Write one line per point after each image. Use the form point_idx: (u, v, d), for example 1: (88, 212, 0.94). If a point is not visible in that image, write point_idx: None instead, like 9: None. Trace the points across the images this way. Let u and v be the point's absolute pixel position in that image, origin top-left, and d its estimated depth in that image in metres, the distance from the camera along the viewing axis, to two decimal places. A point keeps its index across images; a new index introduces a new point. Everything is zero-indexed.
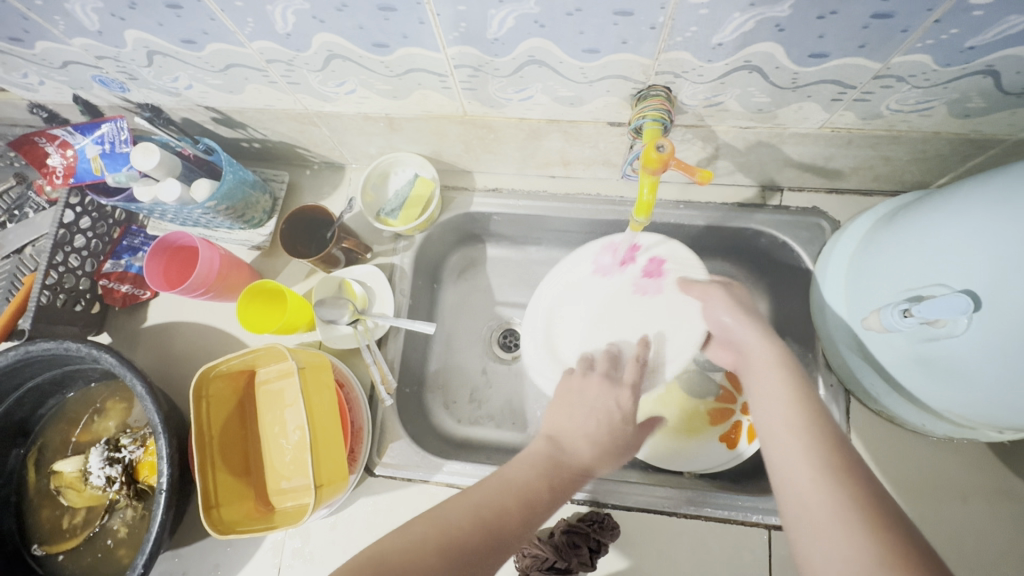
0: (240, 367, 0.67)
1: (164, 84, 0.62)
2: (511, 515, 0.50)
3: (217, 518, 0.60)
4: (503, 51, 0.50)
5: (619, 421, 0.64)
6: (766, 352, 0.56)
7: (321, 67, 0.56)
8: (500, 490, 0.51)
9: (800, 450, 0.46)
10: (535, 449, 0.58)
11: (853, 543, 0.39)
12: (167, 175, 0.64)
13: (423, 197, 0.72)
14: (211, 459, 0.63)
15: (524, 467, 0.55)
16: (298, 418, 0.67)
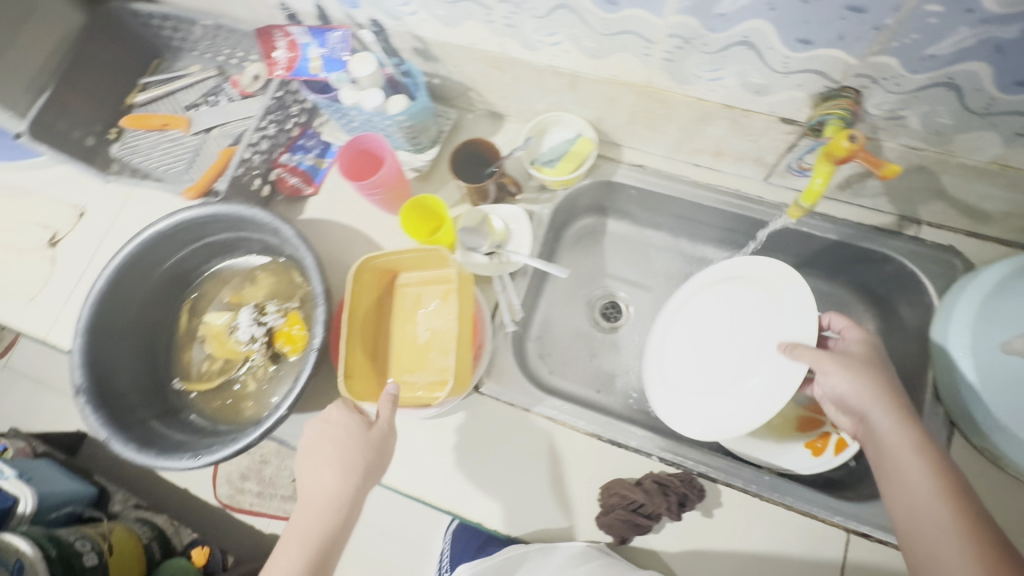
0: (389, 264, 0.74)
1: (393, 6, 0.71)
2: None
3: (353, 390, 0.67)
4: (722, 27, 0.56)
5: (365, 441, 0.61)
6: (888, 412, 0.56)
7: (544, 14, 0.63)
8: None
9: (928, 489, 0.52)
10: (310, 498, 0.59)
11: None
12: (372, 85, 0.73)
13: (581, 154, 0.78)
14: (354, 330, 0.70)
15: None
16: (431, 322, 0.74)
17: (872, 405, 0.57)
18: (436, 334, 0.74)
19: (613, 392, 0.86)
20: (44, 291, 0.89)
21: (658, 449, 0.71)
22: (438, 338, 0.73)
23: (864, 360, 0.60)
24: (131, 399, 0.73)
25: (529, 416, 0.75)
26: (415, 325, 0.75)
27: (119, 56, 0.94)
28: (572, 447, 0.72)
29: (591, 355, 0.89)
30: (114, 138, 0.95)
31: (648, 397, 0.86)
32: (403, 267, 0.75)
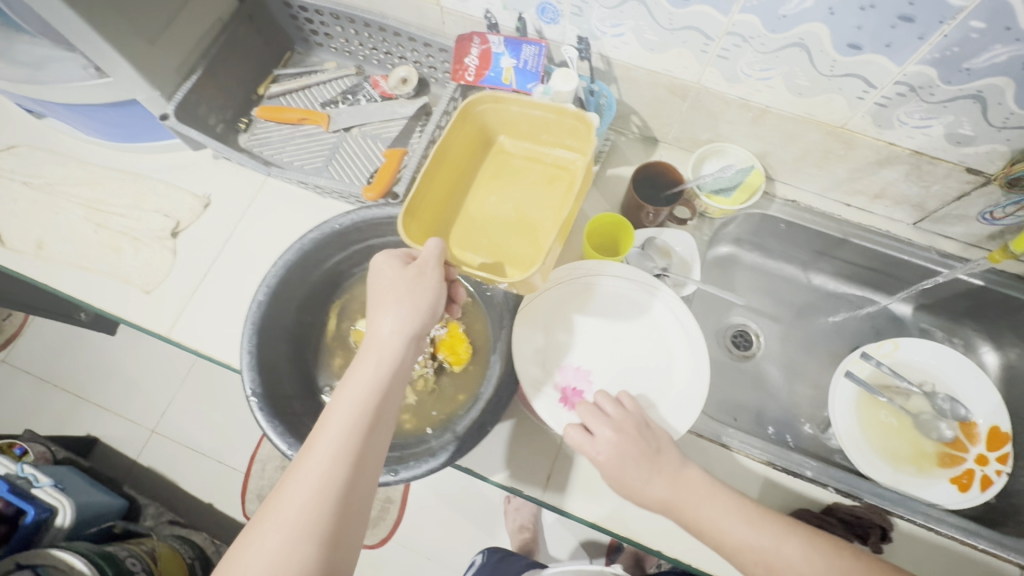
0: (506, 119, 0.64)
1: (598, 27, 0.72)
2: (315, 521, 0.45)
3: (406, 228, 0.58)
4: (961, 80, 0.59)
5: (415, 282, 0.55)
6: (673, 482, 0.56)
7: (769, 50, 0.65)
8: (311, 462, 0.48)
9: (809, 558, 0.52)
10: (373, 343, 0.54)
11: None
12: (566, 101, 0.73)
13: (755, 186, 0.80)
14: (438, 163, 0.61)
15: (291, 491, 0.47)
16: (521, 203, 0.66)
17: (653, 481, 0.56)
18: (526, 217, 0.65)
19: (750, 420, 0.88)
20: (163, 285, 0.82)
21: (833, 480, 0.72)
22: (526, 222, 0.64)
23: (626, 448, 0.56)
24: (295, 406, 0.68)
25: (702, 442, 0.73)
26: (503, 200, 0.66)
27: (257, 45, 0.91)
28: (749, 476, 0.72)
29: (726, 382, 0.90)
30: (243, 128, 0.91)
31: (785, 427, 0.87)
32: (516, 132, 0.66)
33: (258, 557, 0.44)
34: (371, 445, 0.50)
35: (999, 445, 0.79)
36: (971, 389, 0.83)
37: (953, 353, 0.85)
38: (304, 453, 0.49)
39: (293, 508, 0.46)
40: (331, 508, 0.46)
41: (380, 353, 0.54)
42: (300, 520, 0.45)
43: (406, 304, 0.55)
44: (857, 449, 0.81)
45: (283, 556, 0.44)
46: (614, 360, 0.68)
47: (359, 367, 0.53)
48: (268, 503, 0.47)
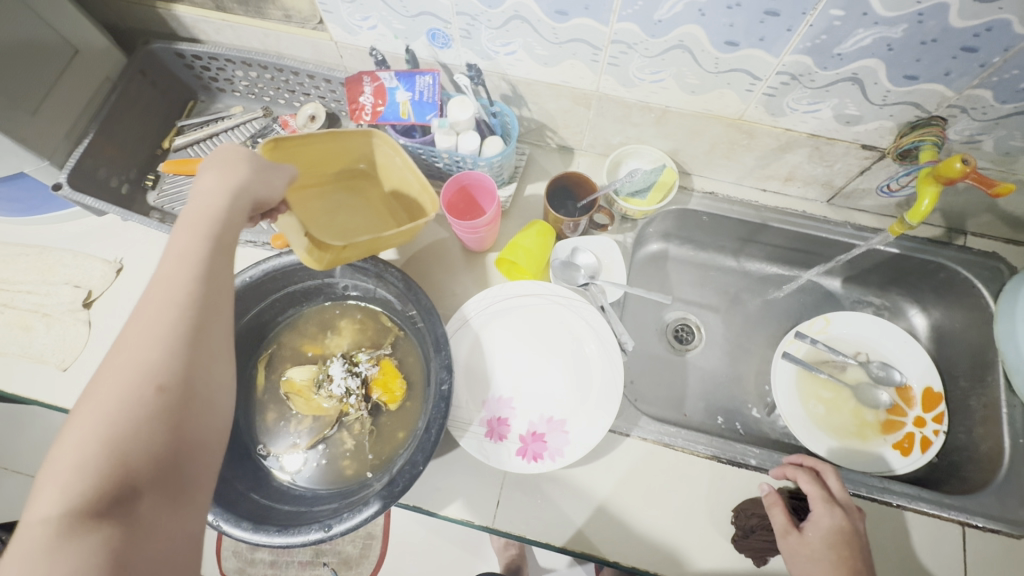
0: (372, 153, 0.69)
1: (490, 47, 0.72)
2: (149, 388, 0.39)
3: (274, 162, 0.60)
4: (835, 65, 0.61)
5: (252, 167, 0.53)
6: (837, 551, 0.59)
7: (655, 54, 0.66)
8: (142, 333, 0.41)
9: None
10: (196, 214, 0.49)
11: None
12: (467, 129, 0.73)
13: (668, 184, 0.81)
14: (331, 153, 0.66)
15: (114, 366, 0.40)
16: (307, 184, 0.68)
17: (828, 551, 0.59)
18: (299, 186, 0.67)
19: (700, 413, 0.89)
20: (81, 359, 0.79)
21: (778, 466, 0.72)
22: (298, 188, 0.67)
23: (848, 536, 0.61)
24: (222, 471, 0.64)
25: (648, 446, 0.73)
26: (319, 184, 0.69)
27: (155, 99, 0.89)
28: (696, 472, 0.72)
29: (671, 378, 0.91)
30: (151, 185, 0.88)
31: (733, 414, 0.88)
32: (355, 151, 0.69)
33: (82, 430, 0.37)
34: (214, 314, 0.45)
35: (933, 405, 0.82)
36: (902, 354, 0.86)
37: (883, 322, 0.87)
38: (129, 327, 0.42)
39: (122, 380, 0.39)
40: (171, 373, 0.41)
41: (206, 222, 0.49)
42: (131, 390, 0.39)
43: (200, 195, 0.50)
44: (801, 427, 0.83)
45: (115, 417, 0.38)
46: (536, 382, 0.71)
47: (177, 242, 0.47)
48: (92, 387, 0.40)
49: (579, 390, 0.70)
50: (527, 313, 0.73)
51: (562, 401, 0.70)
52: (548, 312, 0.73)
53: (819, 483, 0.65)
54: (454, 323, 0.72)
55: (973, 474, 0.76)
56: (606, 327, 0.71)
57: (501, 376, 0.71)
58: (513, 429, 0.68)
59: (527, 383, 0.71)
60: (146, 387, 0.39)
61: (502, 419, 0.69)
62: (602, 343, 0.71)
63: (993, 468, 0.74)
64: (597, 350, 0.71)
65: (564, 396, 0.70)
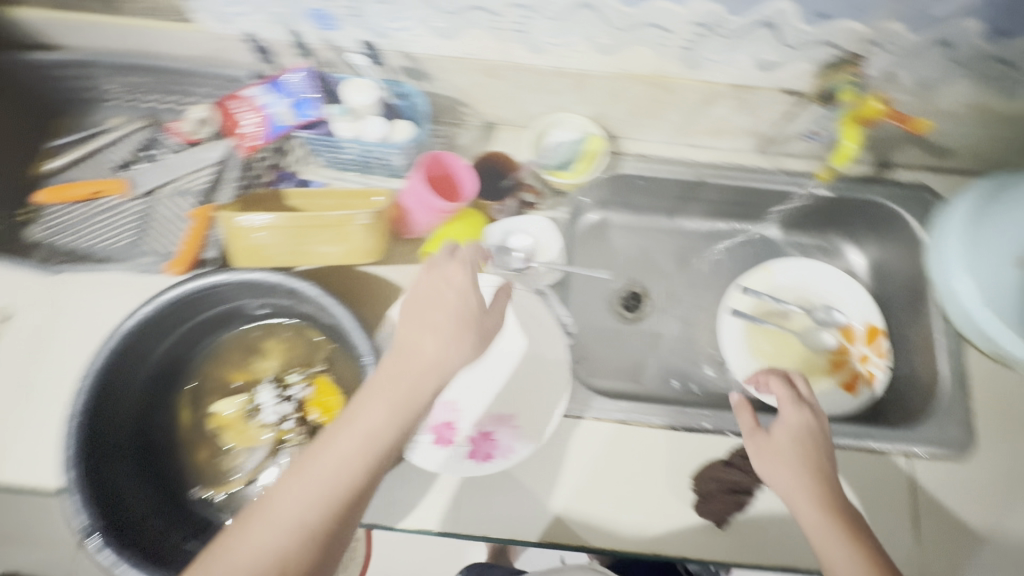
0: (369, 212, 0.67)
1: (382, 24, 0.65)
2: (315, 534, 0.46)
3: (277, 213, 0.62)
4: (746, 10, 0.57)
5: (478, 321, 0.59)
6: (805, 446, 0.59)
7: (559, 15, 0.61)
8: (315, 481, 0.47)
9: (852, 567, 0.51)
10: (408, 358, 0.54)
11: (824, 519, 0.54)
12: (370, 113, 0.67)
13: (594, 152, 0.77)
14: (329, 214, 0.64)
15: (298, 496, 0.47)
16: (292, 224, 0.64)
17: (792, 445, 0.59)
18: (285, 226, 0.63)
19: (655, 381, 0.88)
20: None
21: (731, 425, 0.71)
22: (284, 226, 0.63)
23: (813, 434, 0.60)
24: (148, 527, 0.59)
25: (603, 425, 0.71)
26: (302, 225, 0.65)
27: None
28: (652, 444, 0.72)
29: (623, 348, 0.90)
30: (27, 219, 0.78)
31: (687, 376, 0.88)
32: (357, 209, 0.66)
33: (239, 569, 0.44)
34: (370, 486, 0.50)
35: (874, 341, 0.83)
36: (842, 295, 0.87)
37: (822, 265, 0.87)
38: (302, 479, 0.47)
39: (292, 526, 0.45)
40: (307, 547, 0.45)
41: (406, 386, 0.53)
42: (309, 522, 0.46)
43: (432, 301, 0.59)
44: (753, 381, 0.83)
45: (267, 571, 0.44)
46: (481, 381, 0.69)
47: (372, 410, 0.51)
48: (254, 521, 0.46)
49: (526, 385, 0.68)
50: None
51: (510, 396, 0.68)
52: (486, 306, 0.71)
53: (789, 385, 0.65)
54: (385, 327, 0.69)
55: (914, 403, 0.78)
56: (545, 317, 0.70)
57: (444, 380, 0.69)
58: (460, 432, 0.66)
59: (473, 384, 0.69)
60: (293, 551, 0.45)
61: (450, 424, 0.67)
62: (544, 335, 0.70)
63: (934, 394, 0.76)
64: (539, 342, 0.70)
65: (511, 392, 0.68)
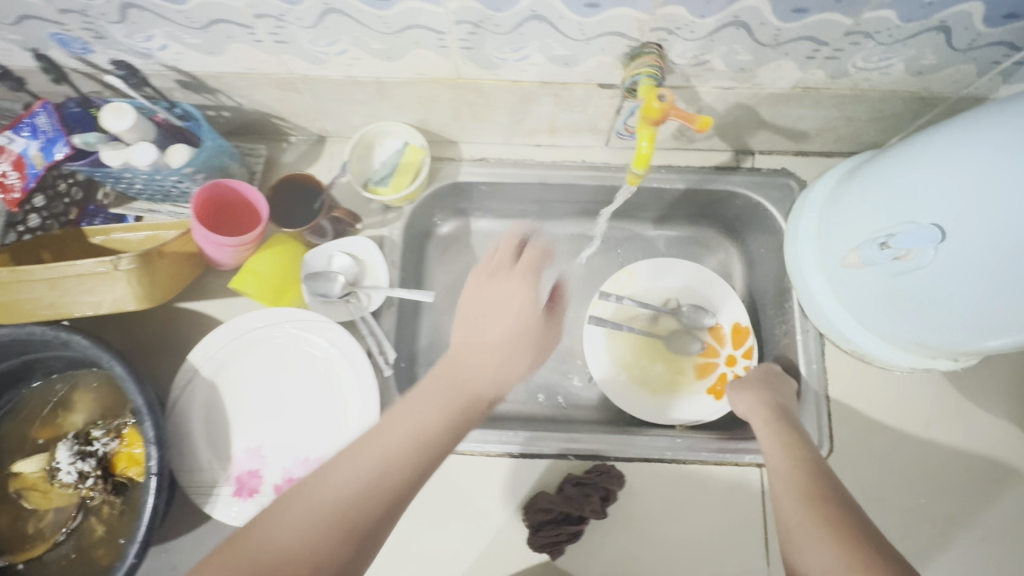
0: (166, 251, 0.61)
1: (135, 44, 0.59)
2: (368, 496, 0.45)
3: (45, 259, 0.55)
4: (506, 5, 0.51)
5: (532, 339, 0.61)
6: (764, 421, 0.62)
7: (313, 23, 0.54)
8: (349, 475, 0.45)
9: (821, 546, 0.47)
10: (459, 357, 0.56)
11: (793, 487, 0.53)
12: (139, 139, 0.60)
13: (413, 164, 0.72)
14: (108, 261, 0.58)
15: (351, 470, 0.46)
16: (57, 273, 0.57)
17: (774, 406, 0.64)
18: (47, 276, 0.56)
19: (520, 398, 0.83)
20: None
21: (570, 447, 0.67)
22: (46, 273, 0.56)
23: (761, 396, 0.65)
24: None
25: None
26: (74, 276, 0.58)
27: None
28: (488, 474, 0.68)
29: None
30: None
31: (554, 390, 0.83)
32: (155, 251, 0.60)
33: None
34: (387, 522, 0.45)
35: (742, 341, 0.79)
36: (709, 293, 0.82)
37: (688, 263, 0.83)
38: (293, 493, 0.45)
39: (352, 497, 0.45)
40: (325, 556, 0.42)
41: (451, 375, 0.54)
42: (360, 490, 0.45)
43: (499, 283, 0.64)
44: (616, 392, 0.78)
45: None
46: (291, 424, 0.64)
47: (424, 410, 0.50)
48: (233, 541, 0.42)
49: (338, 426, 0.64)
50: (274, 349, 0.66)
51: (321, 439, 0.63)
52: (300, 341, 0.66)
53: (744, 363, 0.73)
54: (183, 374, 0.63)
55: None
56: (357, 349, 0.65)
57: (251, 425, 0.64)
58: (266, 480, 0.62)
59: (282, 428, 0.64)
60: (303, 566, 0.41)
61: (255, 472, 0.62)
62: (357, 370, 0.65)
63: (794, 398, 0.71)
64: (353, 378, 0.65)
65: (322, 434, 0.64)
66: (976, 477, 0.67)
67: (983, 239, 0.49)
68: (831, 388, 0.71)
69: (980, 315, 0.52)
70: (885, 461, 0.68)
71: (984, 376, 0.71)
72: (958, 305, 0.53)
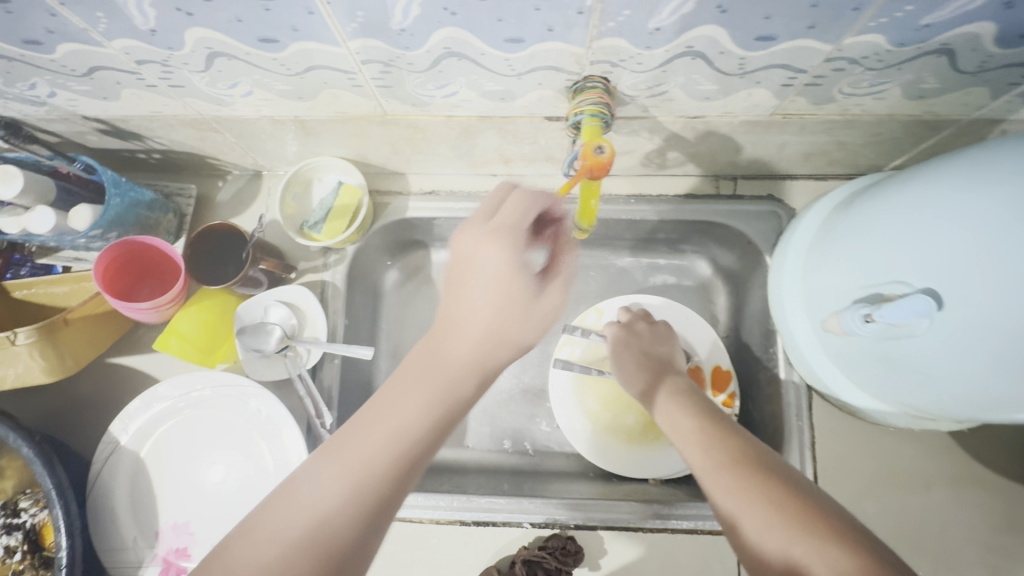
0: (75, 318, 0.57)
1: (21, 92, 0.53)
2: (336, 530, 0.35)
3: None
4: (414, 43, 0.43)
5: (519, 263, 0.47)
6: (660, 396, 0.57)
7: (204, 67, 0.48)
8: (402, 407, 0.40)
9: (740, 499, 0.41)
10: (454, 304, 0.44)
11: (711, 454, 0.46)
12: (37, 202, 0.55)
13: (350, 205, 0.65)
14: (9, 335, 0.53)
15: (322, 478, 0.37)
16: None
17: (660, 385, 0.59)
18: None
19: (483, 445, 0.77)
20: None
21: (525, 515, 0.62)
22: None
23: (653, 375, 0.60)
24: None
25: None
26: None
27: None
28: (437, 544, 0.63)
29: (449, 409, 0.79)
30: None
31: (520, 435, 0.76)
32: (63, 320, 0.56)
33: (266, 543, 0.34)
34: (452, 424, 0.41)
35: (725, 386, 0.71)
36: (688, 332, 0.74)
37: (664, 299, 0.76)
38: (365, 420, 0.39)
39: (362, 474, 0.37)
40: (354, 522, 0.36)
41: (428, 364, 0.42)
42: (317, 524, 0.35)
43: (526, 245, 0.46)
44: (584, 443, 0.71)
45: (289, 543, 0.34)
46: (223, 497, 0.60)
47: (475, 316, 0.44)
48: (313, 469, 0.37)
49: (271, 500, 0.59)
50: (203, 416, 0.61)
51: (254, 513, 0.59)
52: (229, 405, 0.61)
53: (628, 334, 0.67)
54: (104, 448, 0.59)
55: None
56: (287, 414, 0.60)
57: (180, 499, 0.60)
58: (194, 560, 0.58)
59: (213, 501, 0.60)
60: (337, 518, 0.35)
61: (184, 551, 0.58)
62: (290, 436, 0.60)
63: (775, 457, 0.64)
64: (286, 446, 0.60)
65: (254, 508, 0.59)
66: (985, 550, 0.59)
67: (988, 313, 0.41)
68: (818, 445, 0.64)
69: (985, 393, 0.44)
70: (878, 530, 0.61)
71: (995, 431, 0.63)
72: (958, 380, 0.45)
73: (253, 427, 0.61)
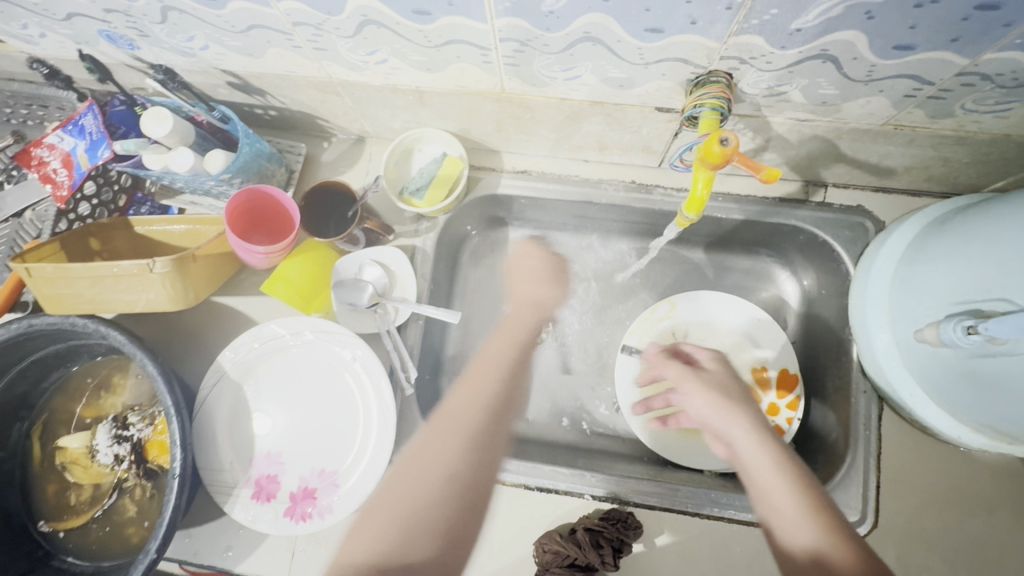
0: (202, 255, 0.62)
1: (177, 43, 0.58)
2: (443, 495, 0.51)
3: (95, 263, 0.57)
4: (557, 25, 0.46)
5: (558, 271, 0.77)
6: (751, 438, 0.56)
7: (352, 33, 0.51)
8: (484, 393, 0.58)
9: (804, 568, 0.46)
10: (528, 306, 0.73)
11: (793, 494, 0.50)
12: (179, 143, 0.61)
13: (451, 176, 0.69)
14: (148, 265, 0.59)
15: (435, 452, 0.53)
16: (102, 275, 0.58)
17: (721, 414, 0.59)
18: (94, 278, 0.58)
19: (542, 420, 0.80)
20: None
21: (588, 487, 0.66)
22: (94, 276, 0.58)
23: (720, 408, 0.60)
24: None
25: None
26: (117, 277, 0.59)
27: None
28: (501, 505, 0.66)
29: None
30: None
31: (579, 415, 0.77)
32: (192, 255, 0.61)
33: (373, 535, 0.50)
34: (498, 424, 0.57)
35: (790, 389, 0.72)
36: (757, 334, 0.76)
37: (741, 299, 0.77)
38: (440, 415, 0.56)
39: (450, 468, 0.53)
40: (469, 475, 0.53)
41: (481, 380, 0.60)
42: (440, 500, 0.51)
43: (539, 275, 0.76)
44: (645, 429, 0.73)
45: (419, 507, 0.51)
46: (312, 432, 0.65)
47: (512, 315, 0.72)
48: (404, 463, 0.54)
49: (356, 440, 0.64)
50: (301, 356, 0.66)
51: (340, 452, 0.64)
52: (324, 351, 0.66)
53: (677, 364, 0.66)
54: (211, 375, 0.64)
55: (821, 468, 0.67)
56: (377, 362, 0.64)
57: (274, 430, 0.65)
58: (283, 487, 0.62)
59: (304, 436, 0.65)
60: (438, 486, 0.52)
61: (274, 477, 0.63)
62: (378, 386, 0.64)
63: (839, 461, 0.65)
64: (375, 393, 0.64)
65: (340, 446, 0.64)
66: None
67: None
68: (883, 456, 0.65)
69: None
70: (936, 545, 0.62)
71: None
72: None
73: (346, 372, 0.66)
